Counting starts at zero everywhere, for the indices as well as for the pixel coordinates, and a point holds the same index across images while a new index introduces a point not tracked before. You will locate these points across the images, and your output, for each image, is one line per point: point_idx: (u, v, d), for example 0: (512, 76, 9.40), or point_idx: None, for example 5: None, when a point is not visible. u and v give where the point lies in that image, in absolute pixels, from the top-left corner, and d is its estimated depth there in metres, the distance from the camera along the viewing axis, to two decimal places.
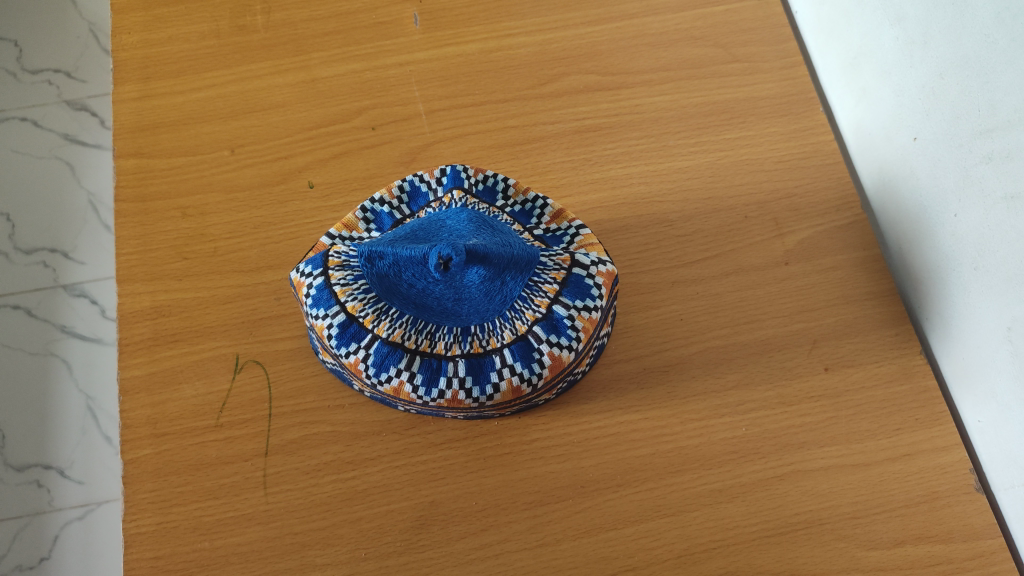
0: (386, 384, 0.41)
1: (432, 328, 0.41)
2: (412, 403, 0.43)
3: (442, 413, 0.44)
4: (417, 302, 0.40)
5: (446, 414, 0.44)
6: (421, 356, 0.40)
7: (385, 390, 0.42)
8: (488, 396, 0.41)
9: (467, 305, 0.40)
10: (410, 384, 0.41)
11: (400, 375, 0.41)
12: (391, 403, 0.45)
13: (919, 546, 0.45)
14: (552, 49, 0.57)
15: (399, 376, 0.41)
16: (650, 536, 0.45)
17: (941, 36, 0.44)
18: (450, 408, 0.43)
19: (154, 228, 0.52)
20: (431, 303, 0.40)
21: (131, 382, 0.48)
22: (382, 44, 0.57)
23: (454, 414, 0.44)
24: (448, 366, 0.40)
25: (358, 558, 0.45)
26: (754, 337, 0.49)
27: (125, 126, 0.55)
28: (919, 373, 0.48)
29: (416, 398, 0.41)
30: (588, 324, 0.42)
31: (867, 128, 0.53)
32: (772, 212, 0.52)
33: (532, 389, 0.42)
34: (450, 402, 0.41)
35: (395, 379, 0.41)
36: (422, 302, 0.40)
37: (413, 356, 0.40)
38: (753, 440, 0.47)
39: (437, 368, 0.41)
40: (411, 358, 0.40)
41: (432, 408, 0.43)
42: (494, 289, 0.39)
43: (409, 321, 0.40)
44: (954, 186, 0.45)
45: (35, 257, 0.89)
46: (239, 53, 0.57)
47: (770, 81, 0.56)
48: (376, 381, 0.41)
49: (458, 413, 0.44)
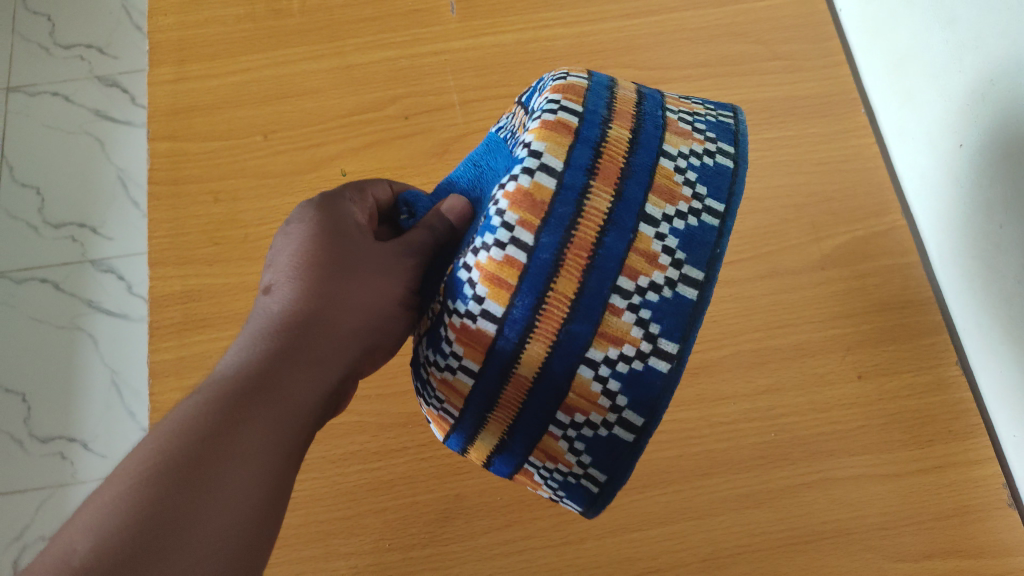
0: (491, 404, 0.29)
1: (595, 238, 0.26)
2: (550, 430, 0.28)
3: (607, 443, 0.28)
4: (507, 239, 0.25)
5: (584, 461, 0.29)
6: (567, 304, 0.26)
7: (489, 425, 0.29)
8: (661, 335, 0.26)
9: (657, 164, 0.28)
10: (561, 361, 0.26)
11: (520, 370, 0.27)
12: (512, 464, 0.30)
13: (947, 559, 0.44)
14: (588, 42, 0.56)
15: (461, 365, 0.28)
16: (675, 538, 0.45)
17: (994, 40, 0.42)
18: (580, 417, 0.28)
19: (186, 211, 0.52)
20: (593, 182, 0.26)
21: (160, 365, 0.48)
22: (417, 32, 0.56)
23: (589, 461, 0.29)
24: (614, 297, 0.26)
25: (381, 549, 0.45)
26: (787, 342, 0.48)
27: (159, 109, 0.55)
28: (955, 385, 0.47)
29: (529, 401, 0.28)
30: (723, 199, 0.28)
31: (909, 132, 0.51)
32: (808, 216, 0.51)
33: (704, 277, 0.27)
34: (599, 372, 0.26)
35: (502, 397, 0.28)
36: (510, 237, 0.25)
37: (498, 338, 0.26)
38: (783, 446, 0.46)
39: (573, 321, 0.26)
40: (529, 334, 0.26)
41: (568, 445, 0.29)
42: (520, 195, 0.25)
43: (469, 304, 0.26)
44: (1002, 196, 0.44)
45: (63, 232, 0.88)
46: (274, 37, 0.56)
47: (811, 80, 0.54)
48: (481, 414, 0.29)
49: (627, 424, 0.27)
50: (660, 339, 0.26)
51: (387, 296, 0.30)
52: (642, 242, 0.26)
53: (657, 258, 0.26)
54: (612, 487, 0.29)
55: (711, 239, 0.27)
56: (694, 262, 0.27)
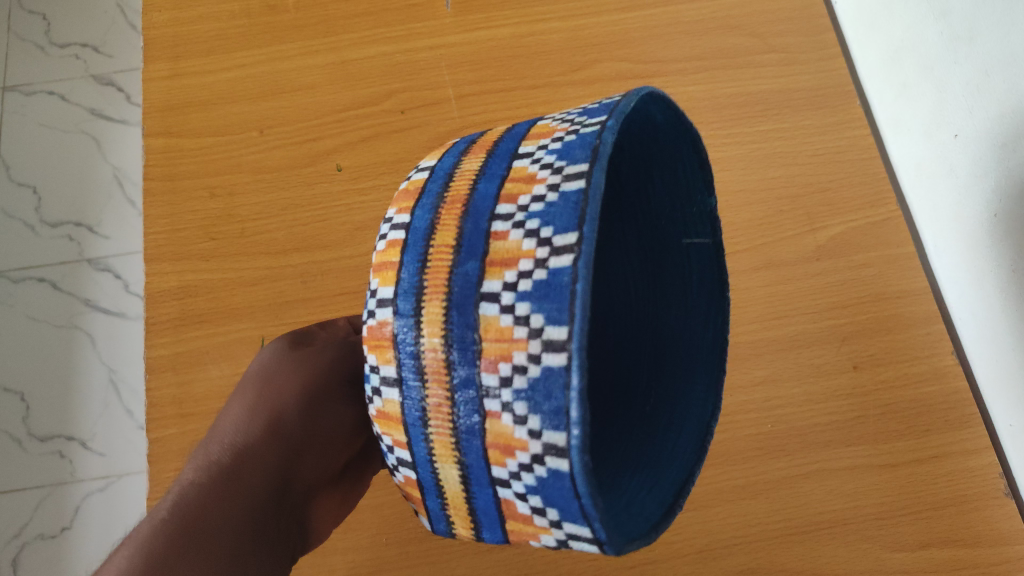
0: (424, 414, 0.25)
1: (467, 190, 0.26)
2: (486, 407, 0.23)
3: (545, 386, 0.21)
4: (387, 231, 0.28)
5: (533, 429, 0.22)
6: (448, 254, 0.24)
7: (438, 445, 0.25)
8: (555, 235, 0.22)
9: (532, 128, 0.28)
10: (457, 314, 0.23)
11: (425, 342, 0.24)
12: (489, 478, 0.25)
13: (945, 549, 0.44)
14: (583, 35, 0.56)
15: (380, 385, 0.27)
16: (672, 530, 0.45)
17: (988, 32, 0.43)
18: (507, 367, 0.22)
19: (181, 207, 0.52)
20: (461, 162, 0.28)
21: (157, 361, 0.48)
22: (412, 26, 0.56)
23: (536, 424, 0.22)
24: (493, 226, 0.24)
25: (379, 542, 0.45)
26: (783, 334, 0.49)
27: (155, 105, 0.55)
28: (951, 375, 0.47)
29: (452, 381, 0.24)
30: (604, 113, 0.26)
31: (907, 124, 0.51)
32: (804, 207, 0.51)
33: (590, 165, 0.23)
34: (502, 301, 0.22)
35: (429, 396, 0.25)
36: (391, 230, 0.27)
37: (395, 322, 0.25)
38: (779, 437, 0.47)
39: (458, 263, 0.24)
40: (418, 300, 0.25)
41: (513, 415, 0.22)
42: (401, 197, 0.29)
43: (370, 304, 0.27)
44: (995, 186, 0.44)
45: (60, 231, 0.88)
46: (269, 33, 0.56)
47: (807, 72, 0.54)
48: (425, 433, 0.26)
49: (551, 347, 0.21)
50: (553, 238, 0.22)
51: (324, 382, 0.35)
52: (517, 173, 0.25)
53: (536, 177, 0.25)
54: (581, 442, 0.21)
55: (591, 138, 0.24)
56: (574, 160, 0.24)
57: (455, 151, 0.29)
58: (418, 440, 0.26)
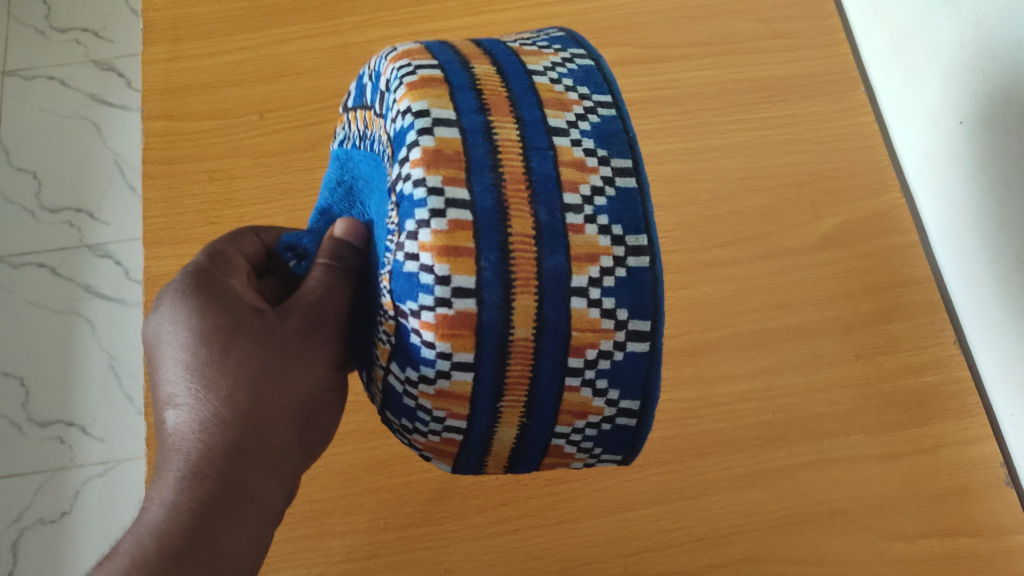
0: (498, 388, 0.26)
1: (522, 166, 0.25)
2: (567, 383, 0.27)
3: (627, 366, 0.27)
4: (442, 206, 0.24)
5: (612, 398, 0.27)
6: (530, 243, 0.25)
7: (506, 414, 0.27)
8: (627, 234, 0.26)
9: (533, 83, 0.28)
10: (550, 306, 0.25)
11: (516, 333, 0.25)
12: (547, 427, 0.28)
13: (944, 539, 0.44)
14: (587, 20, 0.55)
15: (446, 372, 0.26)
16: (671, 518, 0.45)
17: (996, 19, 0.43)
18: (593, 352, 0.26)
19: (180, 191, 0.51)
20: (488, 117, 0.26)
21: None
22: (414, 11, 0.56)
23: (615, 394, 0.27)
24: (568, 217, 0.25)
25: (377, 527, 0.45)
26: (785, 323, 0.48)
27: (154, 87, 0.54)
28: (952, 364, 0.47)
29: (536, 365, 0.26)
30: (606, 91, 0.29)
31: (913, 111, 0.51)
32: (808, 194, 0.51)
33: (632, 162, 0.27)
34: (591, 297, 0.25)
35: (507, 374, 0.26)
36: (444, 202, 0.24)
37: (481, 311, 0.25)
38: (780, 426, 0.46)
39: (543, 255, 0.25)
40: (508, 292, 0.25)
41: (591, 391, 0.27)
42: (430, 156, 0.25)
43: (435, 291, 0.24)
44: (1000, 173, 0.45)
45: (61, 217, 0.88)
46: (270, 16, 0.56)
47: (812, 59, 0.54)
48: (494, 405, 0.27)
49: (636, 336, 0.26)
50: (625, 236, 0.26)
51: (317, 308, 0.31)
52: (566, 153, 0.26)
53: (586, 163, 0.26)
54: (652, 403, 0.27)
55: (618, 127, 0.28)
56: (617, 152, 0.27)
57: (463, 96, 0.26)
58: (483, 413, 0.27)
